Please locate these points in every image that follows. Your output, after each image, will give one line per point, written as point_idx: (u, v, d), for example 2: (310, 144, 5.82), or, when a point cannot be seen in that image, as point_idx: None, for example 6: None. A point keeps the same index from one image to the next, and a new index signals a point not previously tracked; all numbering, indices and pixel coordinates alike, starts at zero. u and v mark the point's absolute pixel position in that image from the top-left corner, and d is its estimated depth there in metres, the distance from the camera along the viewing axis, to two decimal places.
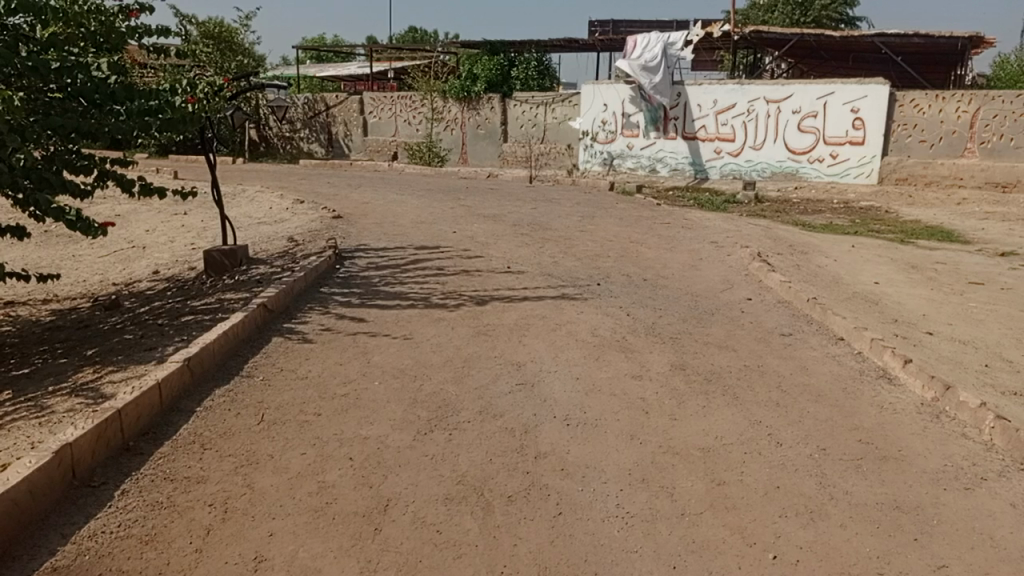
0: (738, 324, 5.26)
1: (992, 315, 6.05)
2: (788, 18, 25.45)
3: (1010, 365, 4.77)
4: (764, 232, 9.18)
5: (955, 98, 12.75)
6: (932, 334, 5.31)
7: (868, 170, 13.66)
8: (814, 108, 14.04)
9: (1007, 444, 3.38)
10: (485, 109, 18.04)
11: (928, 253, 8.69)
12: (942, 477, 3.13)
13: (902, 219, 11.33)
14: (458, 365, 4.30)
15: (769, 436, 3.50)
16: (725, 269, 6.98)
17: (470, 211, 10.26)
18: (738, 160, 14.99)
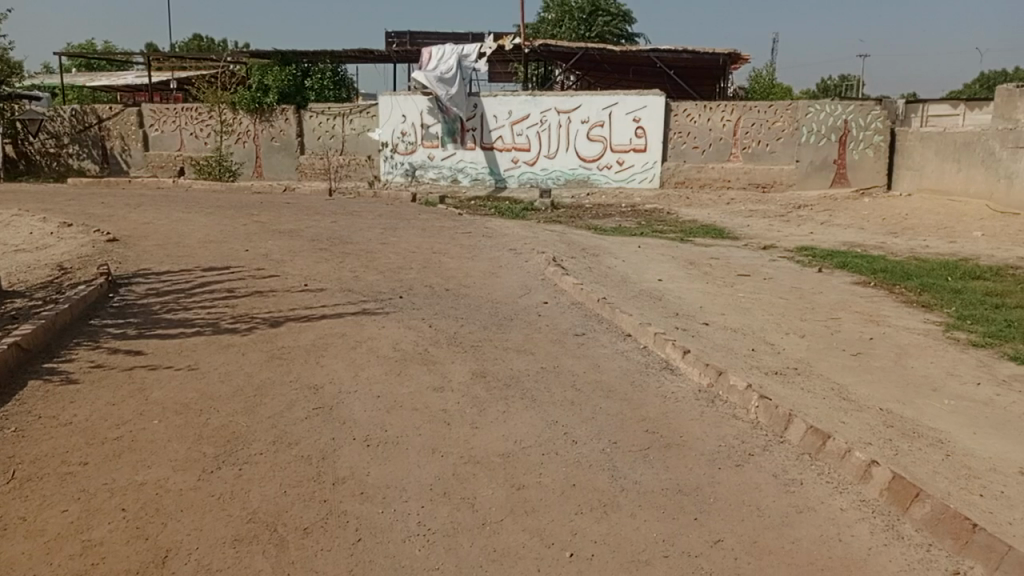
0: (535, 328, 5.44)
1: (757, 303, 6.74)
2: (574, 32, 26.88)
3: (772, 347, 5.32)
4: (560, 237, 9.59)
5: (720, 108, 14.10)
6: (708, 324, 5.81)
7: (651, 175, 14.73)
8: (600, 117, 14.92)
9: (769, 420, 3.75)
10: (280, 121, 17.33)
11: (704, 250, 9.52)
12: (718, 457, 3.41)
13: (680, 219, 12.34)
14: (250, 394, 4.04)
15: (565, 435, 3.63)
16: (523, 275, 7.19)
17: (265, 227, 9.78)
18: (534, 168, 15.57)
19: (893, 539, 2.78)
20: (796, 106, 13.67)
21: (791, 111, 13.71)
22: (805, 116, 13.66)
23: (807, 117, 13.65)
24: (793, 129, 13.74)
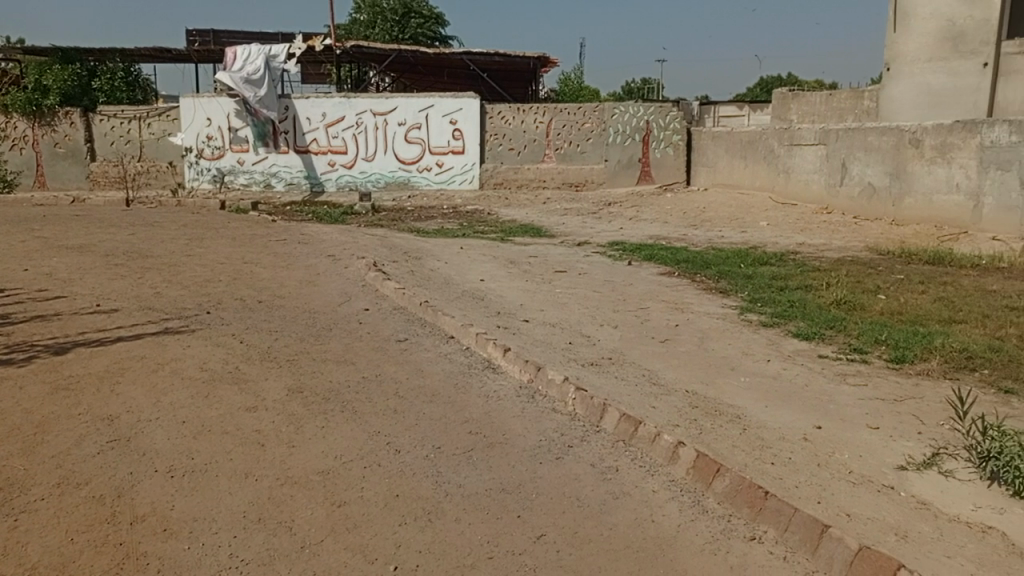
0: (355, 336, 5.29)
1: (574, 297, 6.99)
2: (388, 34, 26.62)
3: (589, 340, 5.53)
4: (381, 241, 9.44)
5: (532, 111, 14.56)
6: (528, 321, 5.94)
7: (470, 176, 14.89)
8: (417, 119, 14.86)
9: (586, 411, 3.89)
10: (64, 126, 15.70)
11: (523, 248, 9.76)
12: (538, 452, 3.48)
13: (500, 220, 12.57)
14: (30, 433, 3.59)
15: (388, 445, 3.54)
16: (343, 282, 6.99)
17: (48, 243, 8.80)
18: (353, 172, 15.20)
19: (699, 514, 2.96)
20: (603, 108, 14.38)
21: (598, 112, 14.40)
22: (611, 117, 14.42)
23: (613, 118, 14.41)
24: (601, 129, 14.44)
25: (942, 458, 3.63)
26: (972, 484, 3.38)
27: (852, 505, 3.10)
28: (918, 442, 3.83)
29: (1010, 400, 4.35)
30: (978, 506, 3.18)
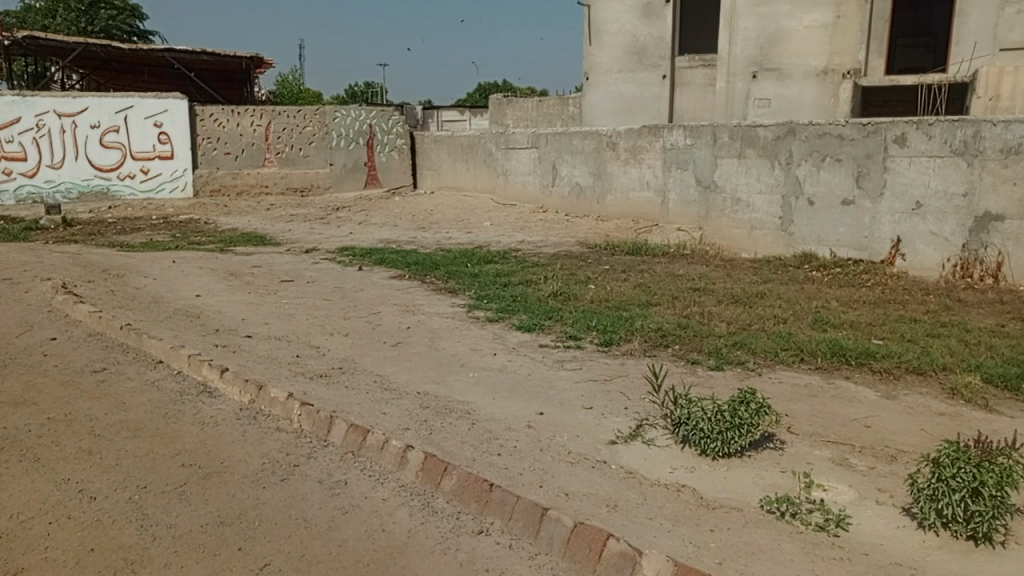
0: (39, 371, 4.57)
1: (301, 307, 6.71)
2: (73, 25, 23.47)
3: (317, 350, 5.34)
4: (73, 259, 8.29)
5: (248, 113, 13.78)
6: (251, 336, 5.58)
7: (182, 183, 13.72)
8: (114, 121, 13.31)
9: (313, 426, 3.73)
10: None
11: (245, 259, 9.18)
12: (260, 476, 3.26)
13: (220, 229, 11.72)
14: None
15: (80, 493, 3.09)
16: (23, 309, 6.01)
17: None
18: (35, 181, 13.15)
19: (429, 515, 2.98)
20: (324, 112, 14.00)
21: (320, 115, 14.04)
22: (333, 121, 14.09)
23: (334, 122, 14.10)
24: (323, 133, 14.06)
25: (644, 428, 4.03)
26: (669, 449, 3.80)
27: (569, 483, 3.33)
28: (625, 416, 4.22)
29: (695, 369, 4.99)
30: (673, 468, 3.59)
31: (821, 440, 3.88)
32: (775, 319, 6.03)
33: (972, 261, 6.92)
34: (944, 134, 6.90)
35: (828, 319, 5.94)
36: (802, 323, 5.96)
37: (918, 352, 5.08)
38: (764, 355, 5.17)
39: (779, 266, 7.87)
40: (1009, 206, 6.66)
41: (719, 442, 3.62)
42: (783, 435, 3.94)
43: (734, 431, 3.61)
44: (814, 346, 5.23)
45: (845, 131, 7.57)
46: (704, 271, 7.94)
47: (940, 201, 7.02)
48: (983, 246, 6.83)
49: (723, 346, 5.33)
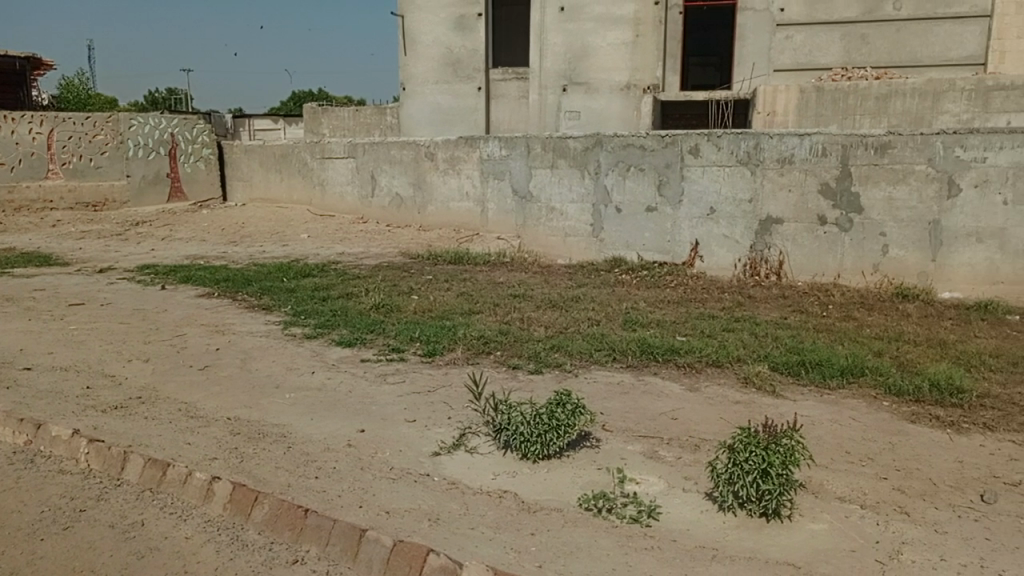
0: None
1: (93, 332, 6.09)
2: None
3: (112, 380, 4.86)
4: None
5: (25, 119, 12.36)
6: (31, 369, 4.97)
7: None
8: None
9: (102, 465, 3.38)
10: None
11: (26, 281, 8.20)
12: (39, 527, 2.88)
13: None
14: None
15: None
16: None
17: None
18: None
19: (237, 550, 2.78)
20: (116, 119, 12.81)
21: (113, 123, 12.82)
22: (128, 129, 12.93)
23: (130, 130, 12.94)
24: (117, 142, 12.86)
25: (467, 437, 4.03)
26: (491, 455, 3.83)
27: (390, 501, 3.25)
28: (447, 427, 4.19)
29: (516, 374, 5.08)
30: (496, 474, 3.61)
31: (634, 435, 4.07)
32: (590, 321, 6.29)
33: (758, 261, 7.62)
34: (730, 146, 7.57)
35: (637, 319, 6.29)
36: (614, 324, 6.26)
37: (715, 346, 5.49)
38: (580, 357, 5.37)
39: (592, 271, 8.23)
40: (786, 211, 7.41)
41: (539, 444, 3.69)
42: (599, 433, 4.09)
43: (552, 433, 3.69)
44: (625, 345, 5.51)
45: (646, 142, 8.05)
46: (523, 277, 8.13)
47: (730, 206, 7.68)
48: (767, 247, 7.56)
49: (542, 350, 5.47)
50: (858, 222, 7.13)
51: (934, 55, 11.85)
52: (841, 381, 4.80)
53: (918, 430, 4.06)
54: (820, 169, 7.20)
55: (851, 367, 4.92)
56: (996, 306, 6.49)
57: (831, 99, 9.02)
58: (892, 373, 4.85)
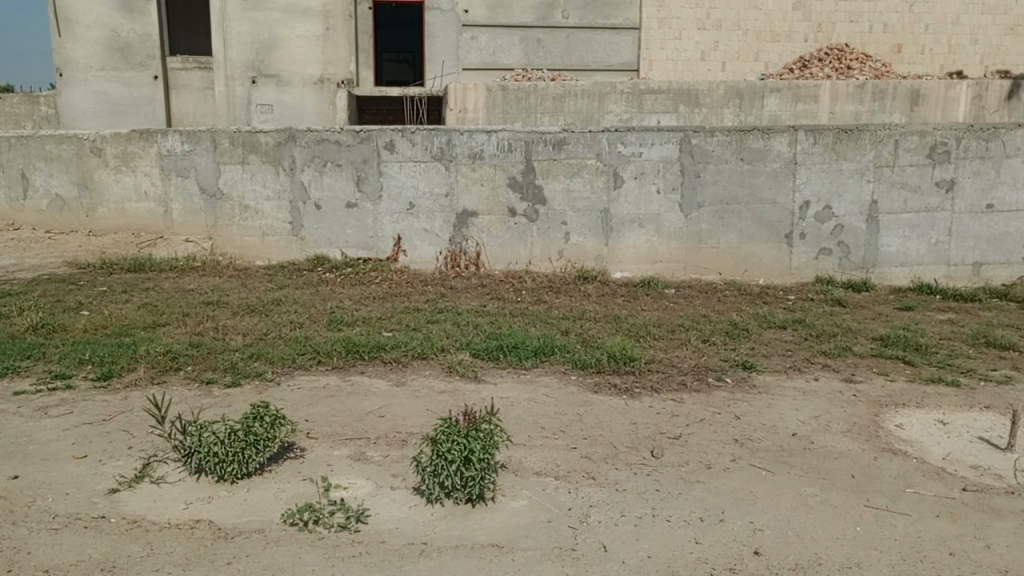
0: None
1: None
2: None
3: None
4: None
5: None
6: None
7: None
8: None
9: None
10: None
11: None
12: None
13: None
14: None
15: None
16: None
17: None
18: None
19: None
20: None
21: None
22: None
23: None
24: None
25: (153, 467, 3.58)
26: (182, 483, 3.45)
27: (52, 556, 2.84)
28: (128, 458, 3.70)
29: (211, 390, 4.66)
30: (187, 503, 3.28)
31: (340, 439, 3.95)
32: (292, 324, 6.00)
33: (458, 252, 7.85)
34: (424, 141, 7.70)
35: (342, 318, 6.13)
36: (318, 325, 6.03)
37: (420, 339, 5.54)
38: (282, 363, 5.09)
39: (293, 271, 7.84)
40: (480, 204, 7.74)
41: (236, 464, 3.40)
42: (303, 442, 3.90)
43: (251, 449, 3.43)
44: (330, 347, 5.33)
45: (341, 138, 7.82)
46: (216, 283, 7.51)
47: (428, 201, 7.81)
48: (464, 239, 7.82)
49: (239, 360, 5.08)
50: (543, 213, 7.69)
51: (598, 60, 12.66)
52: (535, 361, 5.13)
53: (600, 399, 4.49)
54: (508, 164, 7.63)
55: (544, 348, 5.27)
56: (657, 282, 7.44)
57: (514, 98, 9.63)
58: (577, 349, 5.29)
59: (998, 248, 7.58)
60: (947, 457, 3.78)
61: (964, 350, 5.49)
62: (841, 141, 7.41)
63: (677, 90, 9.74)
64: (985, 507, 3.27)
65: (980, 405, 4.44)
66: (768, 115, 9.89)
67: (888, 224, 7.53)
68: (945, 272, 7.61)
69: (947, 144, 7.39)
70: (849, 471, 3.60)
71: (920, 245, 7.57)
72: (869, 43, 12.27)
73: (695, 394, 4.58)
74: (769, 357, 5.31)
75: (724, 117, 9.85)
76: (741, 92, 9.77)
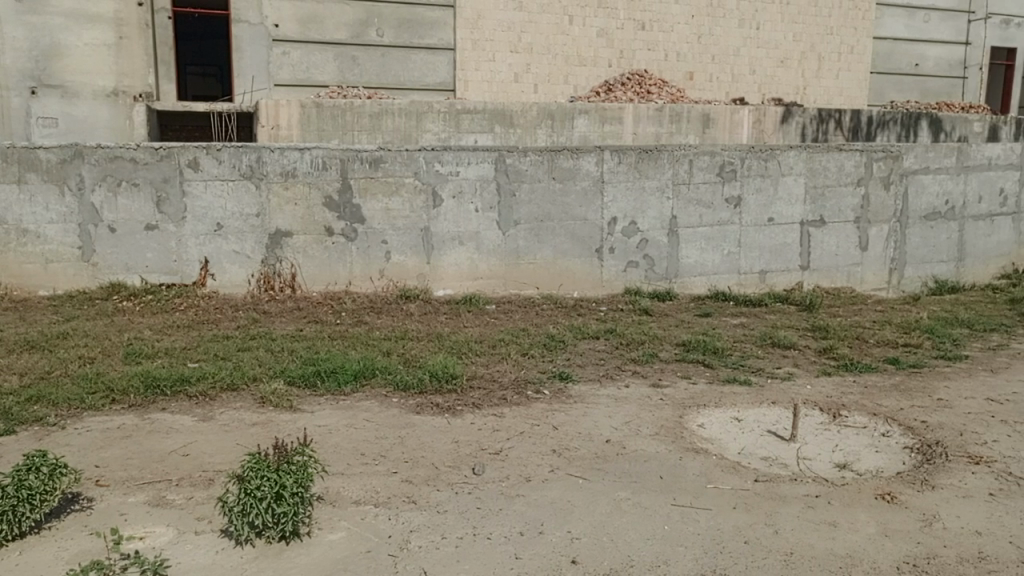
0: None
1: None
2: None
3: None
4: None
5: None
6: None
7: None
8: None
9: None
10: None
11: None
12: None
13: None
14: None
15: None
16: None
17: None
18: None
19: None
20: None
21: None
22: None
23: None
24: None
25: None
26: None
27: None
28: None
29: None
30: None
31: (135, 485, 3.59)
32: (81, 360, 5.41)
33: (272, 275, 7.47)
34: (231, 159, 7.27)
35: (141, 350, 5.63)
36: (113, 360, 5.49)
37: (230, 369, 5.19)
38: (68, 405, 4.56)
39: (83, 301, 7.08)
40: (295, 224, 7.42)
41: (7, 524, 2.99)
42: (91, 491, 3.51)
43: (26, 506, 3.03)
44: (125, 383, 4.84)
45: (137, 154, 7.18)
46: None
47: (237, 222, 7.37)
48: (279, 261, 7.45)
49: (15, 405, 4.49)
50: (361, 232, 7.53)
51: (414, 79, 12.15)
52: (355, 385, 4.98)
53: (422, 420, 4.43)
54: (323, 183, 7.39)
55: (363, 371, 5.12)
56: (478, 299, 7.51)
57: (330, 116, 9.38)
58: (398, 370, 5.19)
59: (779, 257, 8.41)
60: (741, 451, 4.10)
61: (753, 351, 6.03)
62: (643, 160, 7.90)
63: (492, 110, 9.97)
64: (774, 495, 3.57)
65: (768, 400, 4.87)
66: (578, 135, 10.36)
67: (687, 237, 8.12)
68: (737, 280, 8.33)
69: (734, 163, 8.12)
70: (657, 472, 3.80)
71: (715, 256, 8.24)
72: (665, 70, 13.24)
73: (515, 408, 4.65)
74: (585, 366, 5.52)
75: (538, 137, 10.21)
76: (553, 113, 10.17)
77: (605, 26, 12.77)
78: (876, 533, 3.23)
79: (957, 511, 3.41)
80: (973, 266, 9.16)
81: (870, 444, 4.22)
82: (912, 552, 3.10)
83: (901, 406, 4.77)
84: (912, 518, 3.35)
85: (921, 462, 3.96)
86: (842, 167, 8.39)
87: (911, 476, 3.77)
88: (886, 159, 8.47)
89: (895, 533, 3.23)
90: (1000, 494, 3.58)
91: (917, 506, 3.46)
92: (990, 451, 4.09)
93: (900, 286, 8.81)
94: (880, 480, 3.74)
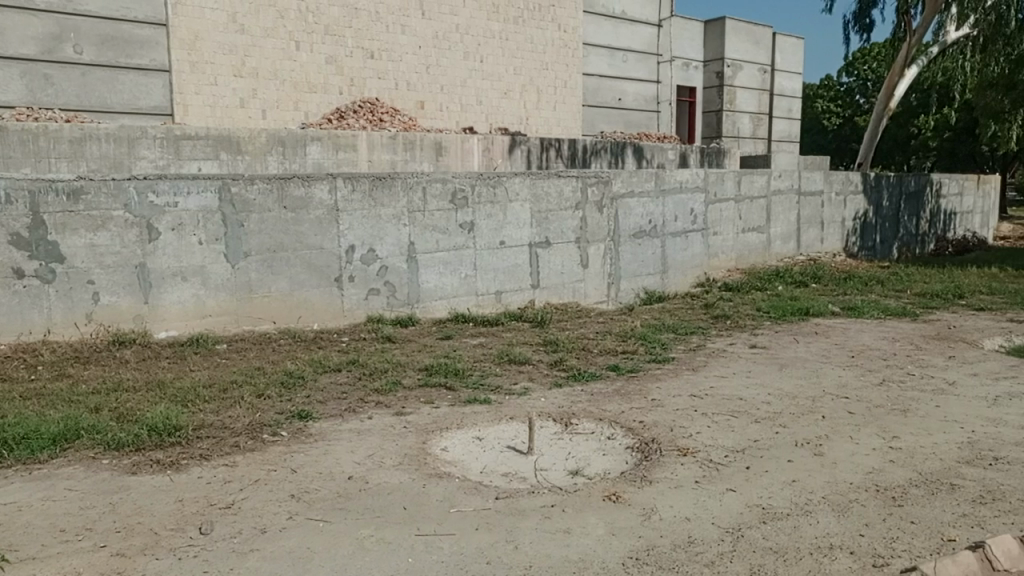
0: None
1: None
2: None
3: None
4: None
5: None
6: None
7: None
8: None
9: None
10: None
11: None
12: None
13: None
14: None
15: None
16: None
17: None
18: None
19: None
20: None
21: None
22: None
23: None
24: None
25: None
26: None
27: None
28: None
29: None
30: None
31: None
32: None
33: None
34: None
35: None
36: None
37: None
38: None
39: None
40: None
41: None
42: None
43: None
44: None
45: None
46: None
47: None
48: None
49: None
50: (61, 272, 6.56)
51: (123, 102, 10.97)
52: (54, 451, 4.29)
53: (140, 481, 3.94)
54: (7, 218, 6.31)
55: (65, 433, 4.44)
56: (207, 339, 6.93)
57: (18, 141, 8.09)
58: (108, 428, 4.56)
59: (512, 277, 8.85)
60: (483, 471, 4.18)
61: (492, 369, 6.23)
62: (377, 188, 7.87)
63: (216, 136, 9.32)
64: (513, 510, 3.68)
65: (507, 417, 5.05)
66: (311, 162, 10.05)
67: (425, 262, 8.23)
68: (475, 302, 8.61)
69: (465, 190, 8.39)
70: (400, 504, 3.73)
71: (453, 279, 8.45)
72: (396, 99, 13.39)
73: (249, 455, 4.31)
74: (326, 402, 5.31)
75: (268, 165, 9.75)
76: (283, 139, 9.77)
77: (333, 53, 12.60)
78: (603, 534, 3.45)
79: (670, 501, 3.77)
80: (675, 277, 10.38)
81: (597, 448, 4.54)
82: (634, 546, 3.36)
83: (622, 409, 5.20)
84: (633, 514, 3.64)
85: (640, 460, 4.33)
86: (561, 192, 9.05)
87: (632, 473, 4.11)
88: (598, 184, 9.30)
89: (620, 531, 3.48)
90: (704, 480, 4.02)
91: (638, 502, 3.76)
92: (695, 441, 4.60)
93: (618, 298, 9.70)
94: (606, 481, 4.02)
